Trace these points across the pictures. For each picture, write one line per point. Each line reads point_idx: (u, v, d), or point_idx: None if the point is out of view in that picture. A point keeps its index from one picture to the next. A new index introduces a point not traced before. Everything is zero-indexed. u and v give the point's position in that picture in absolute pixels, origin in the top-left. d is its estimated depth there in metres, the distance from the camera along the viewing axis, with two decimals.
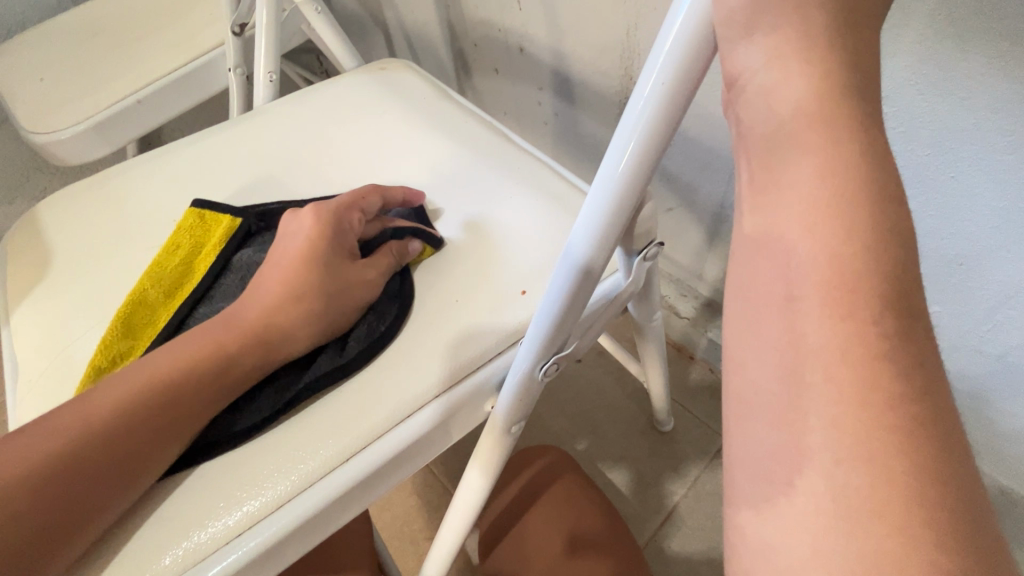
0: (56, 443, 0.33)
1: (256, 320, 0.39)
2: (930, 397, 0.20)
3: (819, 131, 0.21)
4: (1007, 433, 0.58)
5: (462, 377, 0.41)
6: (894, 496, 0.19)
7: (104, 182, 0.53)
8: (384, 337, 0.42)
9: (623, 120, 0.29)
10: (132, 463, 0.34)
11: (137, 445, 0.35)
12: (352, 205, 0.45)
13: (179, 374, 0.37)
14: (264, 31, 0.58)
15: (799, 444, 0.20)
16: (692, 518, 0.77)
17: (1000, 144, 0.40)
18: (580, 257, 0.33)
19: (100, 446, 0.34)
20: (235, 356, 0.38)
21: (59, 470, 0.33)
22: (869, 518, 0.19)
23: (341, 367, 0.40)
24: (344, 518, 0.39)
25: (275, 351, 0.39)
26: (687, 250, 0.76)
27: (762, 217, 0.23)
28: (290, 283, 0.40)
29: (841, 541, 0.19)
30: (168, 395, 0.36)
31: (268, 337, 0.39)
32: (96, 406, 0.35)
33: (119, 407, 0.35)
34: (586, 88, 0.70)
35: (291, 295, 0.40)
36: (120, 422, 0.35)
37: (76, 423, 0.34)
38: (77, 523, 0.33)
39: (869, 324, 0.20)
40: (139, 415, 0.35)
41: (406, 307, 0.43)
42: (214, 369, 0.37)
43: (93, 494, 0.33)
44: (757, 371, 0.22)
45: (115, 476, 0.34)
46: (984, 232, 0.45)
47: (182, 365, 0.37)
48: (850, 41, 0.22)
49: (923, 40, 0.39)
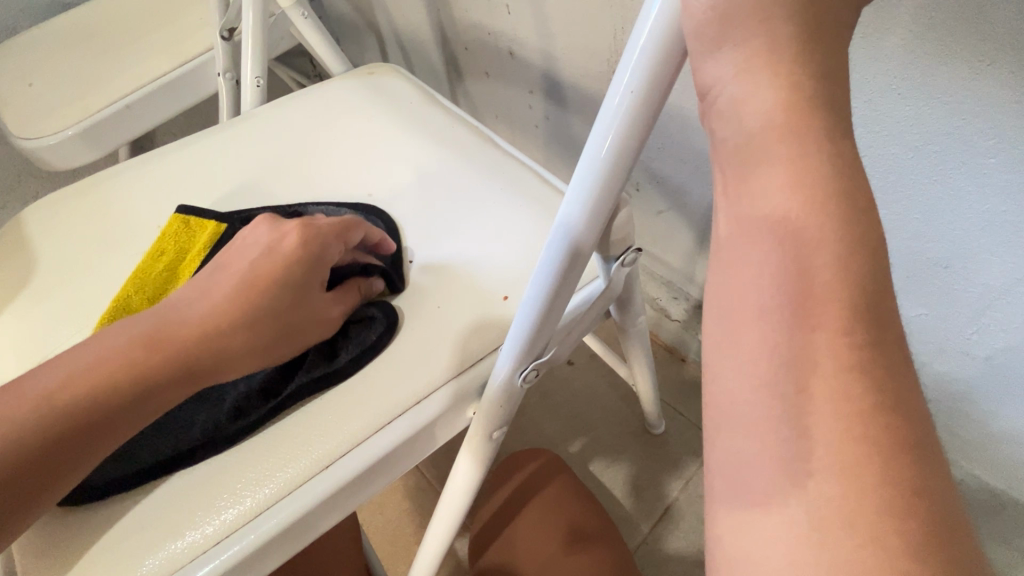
0: (25, 416, 0.32)
1: (240, 307, 0.38)
2: (898, 408, 0.20)
3: (787, 142, 0.21)
4: (996, 436, 0.57)
5: (463, 370, 0.41)
6: (859, 507, 0.19)
7: (88, 187, 0.53)
8: (377, 345, 0.41)
9: (596, 124, 0.29)
10: (90, 448, 0.34)
11: (98, 431, 0.34)
12: (336, 232, 0.43)
13: (156, 354, 0.35)
14: (251, 36, 0.58)
15: (771, 456, 0.20)
16: (684, 521, 0.77)
17: (983, 148, 0.40)
18: (569, 243, 0.32)
19: (57, 430, 0.32)
20: (198, 348, 0.36)
21: (31, 437, 0.32)
22: (837, 528, 0.19)
23: (330, 370, 0.40)
24: (325, 524, 0.39)
25: (238, 350, 0.37)
26: (679, 253, 0.76)
27: (733, 226, 0.23)
28: (277, 277, 0.39)
29: (806, 549, 0.19)
30: (145, 373, 0.35)
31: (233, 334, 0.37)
32: (75, 375, 0.34)
33: (77, 389, 0.33)
34: (575, 90, 0.70)
35: (261, 302, 0.38)
36: (86, 405, 0.33)
37: (44, 399, 0.33)
38: (42, 497, 0.33)
39: (837, 335, 0.20)
40: (115, 394, 0.34)
41: (393, 322, 0.42)
42: (181, 362, 0.36)
43: (61, 463, 0.33)
44: (728, 381, 0.22)
45: (85, 447, 0.33)
46: (968, 235, 0.45)
47: (144, 352, 0.35)
48: (819, 52, 0.22)
49: (904, 45, 0.39)
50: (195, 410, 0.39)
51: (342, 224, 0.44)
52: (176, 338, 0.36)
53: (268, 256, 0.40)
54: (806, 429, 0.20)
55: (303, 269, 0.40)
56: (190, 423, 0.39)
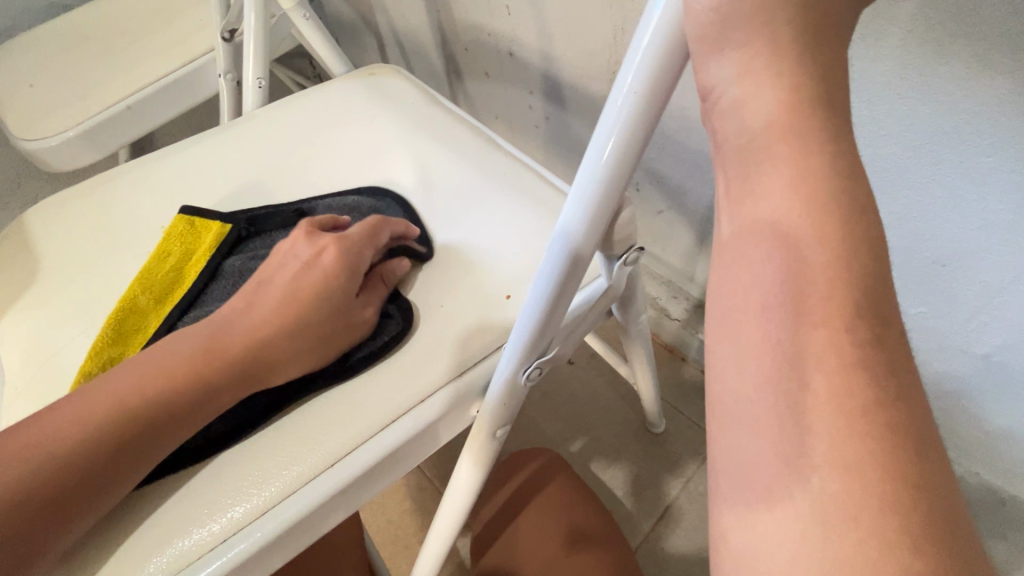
0: (58, 440, 0.33)
1: (260, 325, 0.40)
2: (899, 403, 0.20)
3: (788, 142, 0.22)
4: (994, 433, 0.58)
5: (462, 371, 0.42)
6: (863, 501, 0.19)
7: (92, 189, 0.53)
8: (388, 345, 0.42)
9: (600, 125, 0.29)
10: (129, 463, 0.35)
11: (125, 452, 0.35)
12: (366, 239, 0.44)
13: (181, 374, 0.37)
14: (253, 36, 0.58)
15: (775, 450, 0.21)
16: (685, 519, 0.78)
17: (981, 147, 0.41)
18: (567, 251, 0.33)
19: (100, 449, 0.34)
20: (236, 364, 0.38)
21: (64, 460, 0.33)
22: (842, 522, 0.19)
23: (339, 365, 0.41)
24: (331, 523, 0.39)
25: (273, 365, 0.39)
26: (678, 252, 0.77)
27: (735, 225, 0.23)
28: (300, 289, 0.41)
29: (812, 544, 0.19)
30: (172, 392, 0.36)
31: (264, 347, 0.39)
32: (104, 399, 0.35)
33: (118, 409, 0.35)
34: (574, 91, 0.70)
35: (284, 317, 0.40)
36: (114, 427, 0.35)
37: (76, 424, 0.34)
38: (75, 518, 0.33)
39: (839, 332, 0.20)
40: (143, 414, 0.35)
41: (410, 318, 0.43)
42: (217, 377, 0.38)
43: (92, 484, 0.34)
44: (732, 377, 0.22)
45: (115, 466, 0.34)
46: (967, 234, 0.46)
47: (173, 372, 0.37)
48: (818, 53, 0.23)
49: (903, 45, 0.40)
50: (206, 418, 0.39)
51: (370, 229, 0.45)
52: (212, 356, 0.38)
53: (308, 270, 0.42)
54: (809, 424, 0.20)
55: (327, 286, 0.42)
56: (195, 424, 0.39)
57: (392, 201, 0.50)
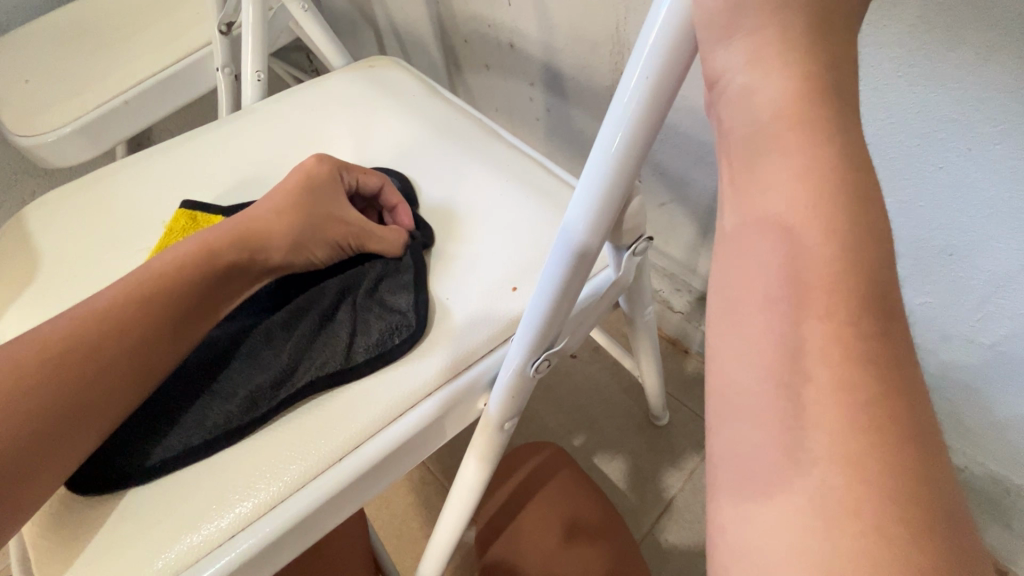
0: (62, 345, 0.35)
1: (246, 226, 0.42)
2: (910, 396, 0.20)
3: (799, 131, 0.21)
4: (999, 422, 0.58)
5: (455, 374, 0.41)
6: (866, 495, 0.18)
7: (92, 183, 0.52)
8: (396, 350, 0.41)
9: (609, 114, 0.28)
10: (113, 378, 0.35)
11: (128, 358, 0.36)
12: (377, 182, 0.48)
13: (176, 277, 0.39)
14: (251, 29, 0.58)
15: (777, 444, 0.20)
16: (688, 511, 0.78)
17: (989, 134, 0.40)
18: (575, 241, 0.32)
19: (103, 351, 0.35)
20: (215, 269, 0.40)
21: (68, 361, 0.34)
22: (843, 516, 0.18)
23: (347, 361, 0.40)
24: (338, 518, 0.39)
25: (265, 255, 0.42)
26: (681, 244, 0.76)
27: (741, 215, 0.23)
28: (288, 199, 0.43)
29: (816, 539, 0.19)
30: (170, 288, 0.38)
31: (254, 240, 0.42)
32: (99, 308, 0.37)
33: (113, 316, 0.36)
34: (576, 82, 0.70)
35: (270, 218, 0.42)
36: (111, 331, 0.36)
37: (77, 329, 0.35)
38: (82, 432, 0.34)
39: (848, 324, 0.20)
40: (140, 319, 0.37)
41: (423, 322, 0.42)
42: (193, 280, 0.39)
43: (94, 391, 0.35)
44: (737, 371, 0.22)
45: (116, 373, 0.35)
46: (974, 222, 0.45)
47: (173, 274, 0.39)
48: (829, 41, 0.22)
49: (911, 31, 0.39)
50: (215, 405, 0.39)
51: (382, 182, 0.48)
52: (197, 262, 0.39)
53: (283, 183, 0.45)
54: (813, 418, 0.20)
55: (306, 193, 0.44)
56: (203, 416, 0.38)
57: (397, 181, 0.50)
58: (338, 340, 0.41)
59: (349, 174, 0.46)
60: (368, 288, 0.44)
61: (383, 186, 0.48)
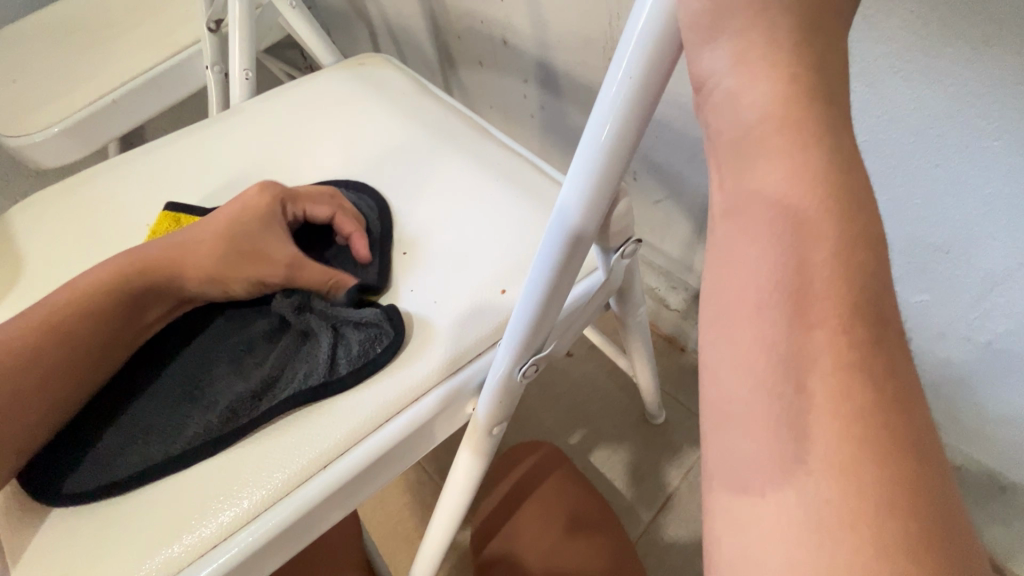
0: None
1: (175, 248, 0.42)
2: (904, 408, 0.19)
3: (786, 136, 0.21)
4: (998, 420, 0.57)
5: (451, 373, 0.41)
6: (860, 510, 0.18)
7: (75, 186, 0.52)
8: (377, 361, 0.40)
9: (594, 110, 0.28)
10: (34, 397, 0.36)
11: (50, 377, 0.37)
12: (330, 209, 0.46)
13: (101, 297, 0.39)
14: (238, 27, 0.57)
15: (767, 457, 0.20)
16: (685, 510, 0.77)
17: (985, 131, 0.39)
18: (568, 234, 0.31)
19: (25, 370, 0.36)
20: (136, 292, 0.40)
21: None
22: (837, 530, 0.18)
23: (331, 373, 0.40)
24: (325, 525, 0.39)
25: (180, 283, 0.42)
26: (677, 242, 0.76)
27: (728, 221, 0.22)
28: (224, 224, 0.43)
29: (809, 554, 0.18)
30: (93, 309, 0.39)
31: (171, 269, 0.41)
32: (26, 326, 0.37)
33: (39, 333, 0.37)
34: (569, 79, 0.69)
35: (204, 241, 0.42)
36: (32, 351, 0.37)
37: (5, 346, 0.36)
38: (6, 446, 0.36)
39: (839, 334, 0.19)
40: (60, 337, 0.38)
41: (398, 333, 0.41)
42: (112, 302, 0.39)
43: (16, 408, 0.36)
44: (725, 382, 0.21)
45: (39, 391, 0.36)
46: (971, 220, 0.45)
47: (99, 294, 0.39)
48: (818, 42, 0.22)
49: (906, 26, 0.39)
50: (193, 415, 0.39)
51: (334, 209, 0.46)
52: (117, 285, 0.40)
53: (231, 204, 0.45)
54: (802, 430, 0.19)
55: (244, 216, 0.43)
56: (183, 426, 0.38)
57: (372, 201, 0.48)
58: (320, 351, 0.40)
59: (294, 205, 0.46)
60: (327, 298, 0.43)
61: (334, 215, 0.46)
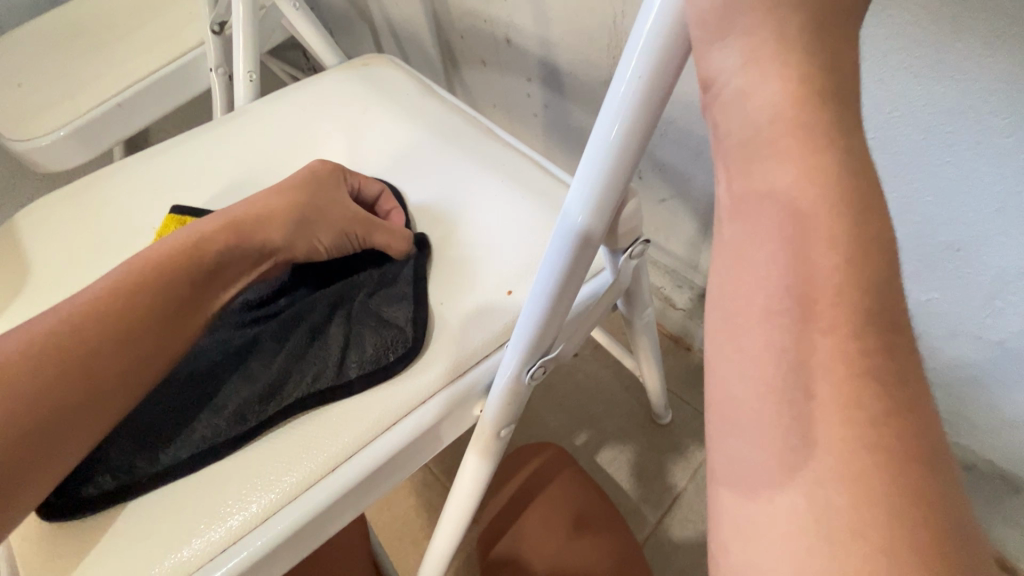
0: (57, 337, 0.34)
1: (243, 214, 0.42)
2: (917, 415, 0.19)
3: (797, 136, 0.20)
4: (1009, 420, 0.57)
5: (457, 377, 0.41)
6: (873, 519, 0.18)
7: (80, 189, 0.52)
8: (390, 367, 0.40)
9: (604, 109, 0.27)
10: (116, 368, 0.35)
11: (130, 345, 0.35)
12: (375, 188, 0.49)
13: (170, 263, 0.38)
14: (241, 28, 0.57)
15: (777, 464, 0.19)
16: (692, 510, 0.77)
17: (998, 126, 0.39)
18: (574, 238, 0.31)
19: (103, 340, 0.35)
20: (212, 261, 0.40)
21: (65, 353, 0.33)
22: (848, 539, 0.18)
23: (339, 377, 0.40)
24: (333, 529, 0.38)
25: (266, 237, 0.42)
26: (683, 240, 0.75)
27: (738, 223, 0.22)
28: (285, 193, 0.44)
29: (821, 563, 0.18)
30: (167, 277, 0.38)
31: (246, 232, 0.41)
32: (92, 298, 0.36)
33: (117, 301, 0.36)
34: (573, 77, 0.69)
35: (269, 208, 0.43)
36: (109, 323, 0.35)
37: (74, 319, 0.35)
38: (89, 424, 0.34)
39: (851, 339, 0.19)
40: (134, 304, 0.36)
41: (418, 340, 0.41)
42: (186, 267, 0.39)
43: (98, 381, 0.34)
44: (735, 388, 0.21)
45: (120, 361, 0.35)
46: (982, 217, 0.44)
47: (169, 263, 0.38)
48: (829, 40, 0.21)
49: (916, 21, 0.38)
50: (201, 417, 0.38)
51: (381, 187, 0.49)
52: (188, 253, 0.39)
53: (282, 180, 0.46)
54: (813, 436, 0.19)
55: (305, 190, 0.44)
56: (191, 429, 0.38)
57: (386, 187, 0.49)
58: (329, 354, 0.41)
59: (353, 178, 0.48)
60: (361, 299, 0.44)
61: (381, 191, 0.49)
